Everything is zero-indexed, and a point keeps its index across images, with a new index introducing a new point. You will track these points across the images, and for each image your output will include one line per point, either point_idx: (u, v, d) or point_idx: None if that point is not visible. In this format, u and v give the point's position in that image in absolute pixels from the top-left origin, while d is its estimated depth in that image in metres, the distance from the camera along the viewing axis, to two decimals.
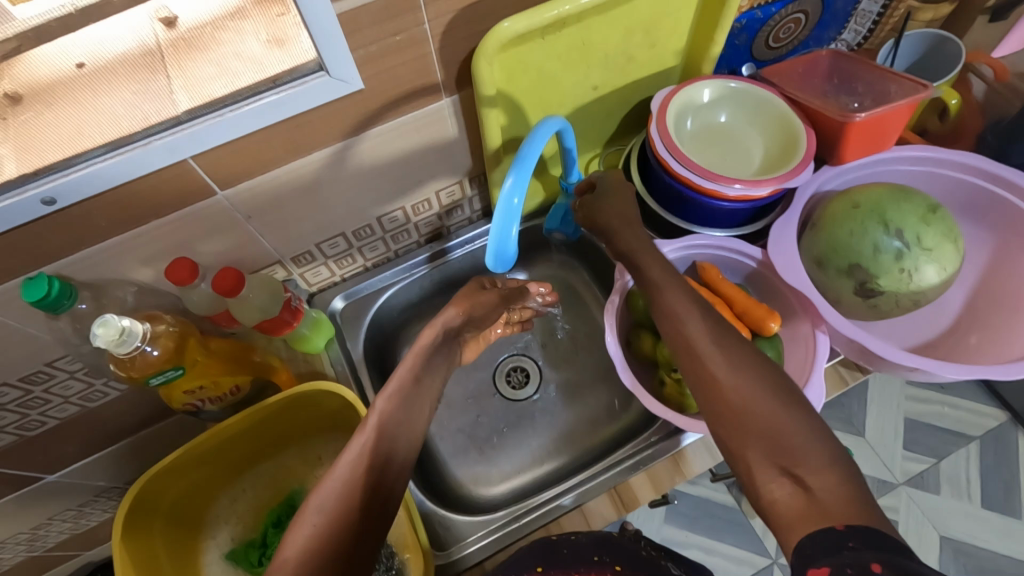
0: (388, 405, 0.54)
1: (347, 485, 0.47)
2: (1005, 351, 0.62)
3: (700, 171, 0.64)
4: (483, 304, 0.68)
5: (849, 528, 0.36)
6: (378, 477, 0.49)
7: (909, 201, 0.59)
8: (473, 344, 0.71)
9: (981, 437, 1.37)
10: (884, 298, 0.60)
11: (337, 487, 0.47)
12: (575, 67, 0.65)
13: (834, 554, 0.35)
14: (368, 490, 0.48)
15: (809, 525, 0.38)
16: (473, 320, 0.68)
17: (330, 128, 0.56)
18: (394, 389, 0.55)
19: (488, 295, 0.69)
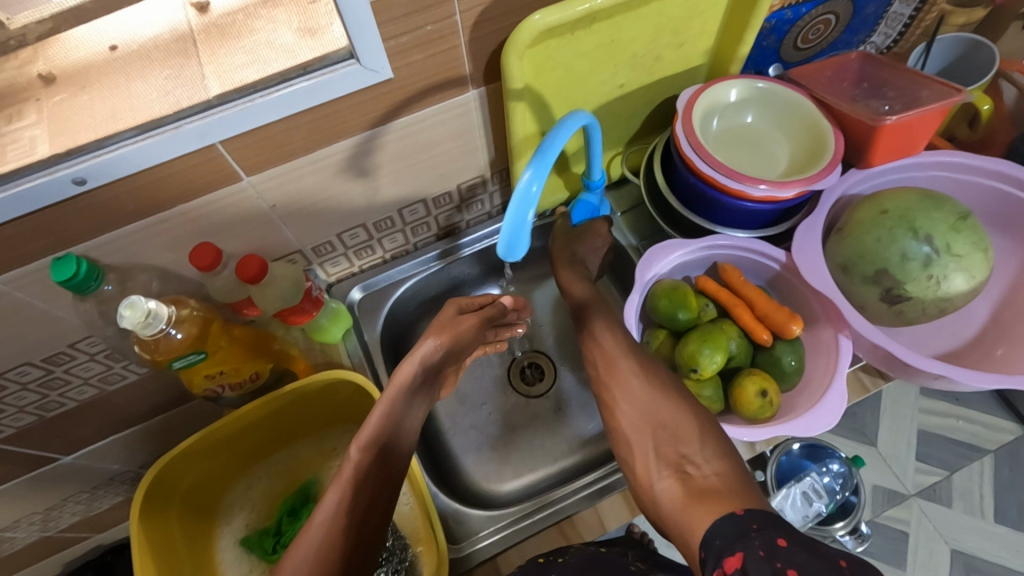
0: (363, 456, 0.51)
1: (323, 550, 0.45)
2: None
3: (725, 170, 0.64)
4: (464, 333, 0.61)
5: (746, 511, 0.44)
6: (356, 537, 0.48)
7: (940, 209, 0.58)
8: (451, 378, 0.65)
9: (995, 452, 1.36)
10: (910, 304, 0.59)
11: (313, 552, 0.45)
12: (603, 65, 0.64)
13: (738, 536, 0.42)
14: (347, 552, 0.47)
15: (712, 513, 0.45)
16: (455, 353, 0.61)
17: (358, 118, 0.56)
18: (369, 437, 0.52)
19: (467, 321, 0.62)
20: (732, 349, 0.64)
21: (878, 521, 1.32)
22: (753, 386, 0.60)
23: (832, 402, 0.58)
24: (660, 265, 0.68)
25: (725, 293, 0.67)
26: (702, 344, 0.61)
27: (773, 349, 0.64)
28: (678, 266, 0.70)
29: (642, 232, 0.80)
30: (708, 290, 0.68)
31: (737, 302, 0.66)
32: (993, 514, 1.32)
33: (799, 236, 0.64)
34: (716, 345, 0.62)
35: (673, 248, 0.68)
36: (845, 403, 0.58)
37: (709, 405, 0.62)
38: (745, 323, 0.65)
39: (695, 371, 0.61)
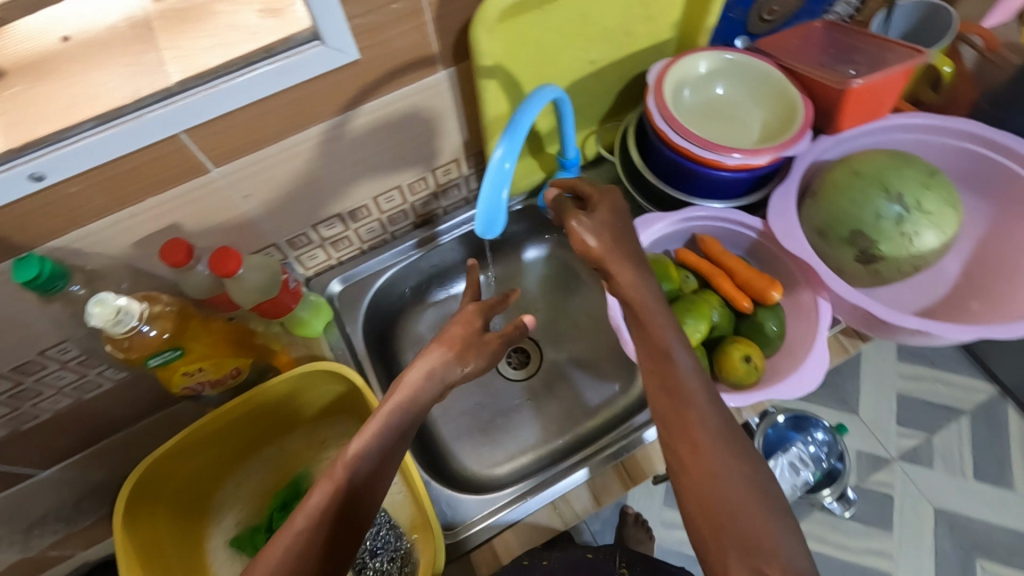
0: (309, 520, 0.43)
1: None
2: (1003, 315, 0.63)
3: (699, 141, 0.64)
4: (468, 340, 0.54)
5: None
6: None
7: (910, 168, 0.59)
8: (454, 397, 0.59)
9: (972, 412, 1.40)
10: (885, 263, 0.60)
11: None
12: (574, 41, 0.64)
13: None
14: None
15: None
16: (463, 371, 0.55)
17: (327, 102, 0.55)
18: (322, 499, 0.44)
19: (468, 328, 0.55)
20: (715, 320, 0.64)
21: (864, 486, 1.35)
22: (738, 353, 0.60)
23: (815, 362, 0.59)
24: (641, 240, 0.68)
25: (705, 264, 0.68)
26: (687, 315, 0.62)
27: (755, 316, 0.64)
28: (659, 240, 0.70)
29: None
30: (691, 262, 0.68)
31: (716, 273, 0.67)
32: (974, 472, 1.35)
33: (776, 203, 0.65)
34: (701, 315, 0.62)
35: (653, 222, 0.68)
36: (827, 363, 0.59)
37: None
38: (726, 292, 0.66)
39: None
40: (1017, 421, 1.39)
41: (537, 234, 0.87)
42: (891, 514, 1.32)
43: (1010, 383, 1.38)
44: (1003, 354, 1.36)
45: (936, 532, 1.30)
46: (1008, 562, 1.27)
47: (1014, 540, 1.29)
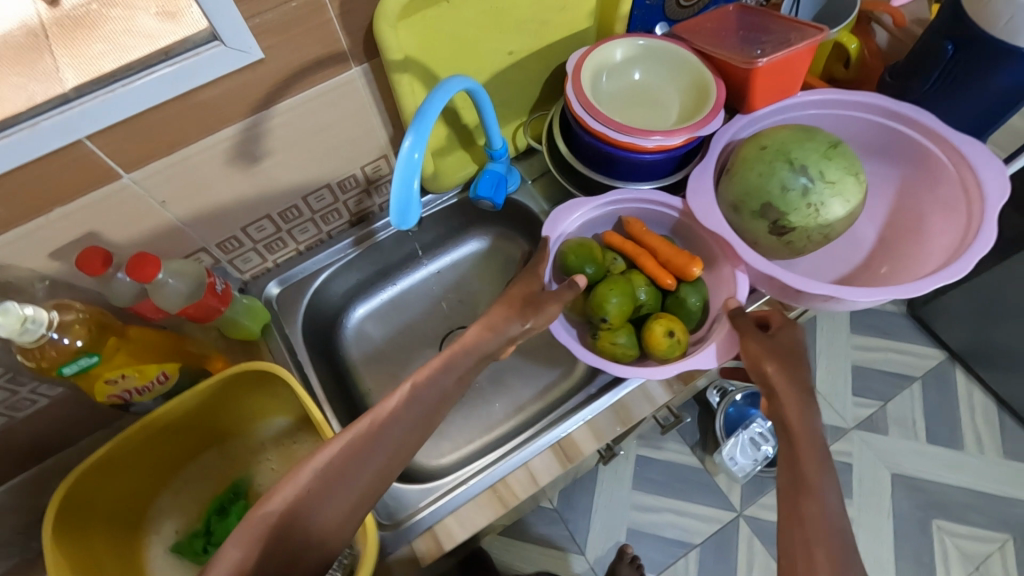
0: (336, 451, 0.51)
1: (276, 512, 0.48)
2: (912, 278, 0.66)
3: (615, 125, 0.66)
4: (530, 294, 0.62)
5: None
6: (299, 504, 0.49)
7: (812, 140, 0.62)
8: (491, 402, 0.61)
9: (923, 377, 1.45)
10: (796, 234, 0.63)
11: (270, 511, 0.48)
12: (488, 33, 0.65)
13: None
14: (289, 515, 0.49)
15: None
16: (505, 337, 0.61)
17: (237, 102, 0.55)
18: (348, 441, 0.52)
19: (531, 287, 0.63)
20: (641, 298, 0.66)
21: None
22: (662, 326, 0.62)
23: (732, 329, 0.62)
24: (569, 222, 0.70)
25: (630, 244, 0.69)
26: (612, 292, 0.63)
27: (678, 292, 0.67)
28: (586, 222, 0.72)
29: (553, 199, 0.82)
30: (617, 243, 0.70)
31: (641, 252, 0.68)
32: (928, 435, 1.39)
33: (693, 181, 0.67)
34: (625, 291, 0.64)
35: (580, 205, 0.70)
36: None
37: (625, 352, 0.64)
38: (650, 271, 0.68)
39: (605, 319, 0.63)
40: (966, 385, 1.44)
41: (477, 227, 0.88)
42: (851, 483, 1.35)
43: (957, 348, 1.43)
44: (948, 320, 1.40)
45: (894, 496, 1.34)
46: (964, 520, 1.30)
47: (969, 499, 1.33)
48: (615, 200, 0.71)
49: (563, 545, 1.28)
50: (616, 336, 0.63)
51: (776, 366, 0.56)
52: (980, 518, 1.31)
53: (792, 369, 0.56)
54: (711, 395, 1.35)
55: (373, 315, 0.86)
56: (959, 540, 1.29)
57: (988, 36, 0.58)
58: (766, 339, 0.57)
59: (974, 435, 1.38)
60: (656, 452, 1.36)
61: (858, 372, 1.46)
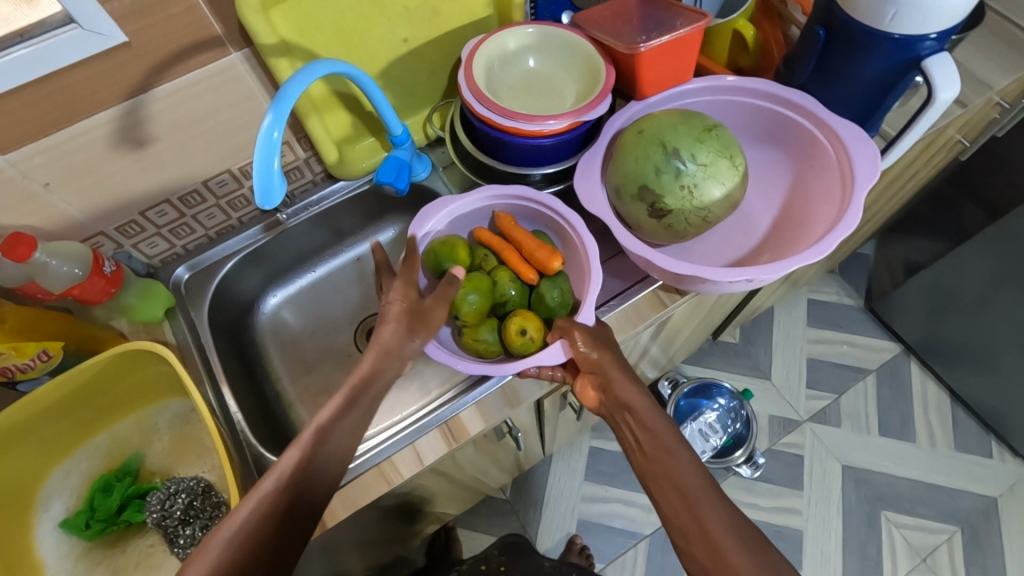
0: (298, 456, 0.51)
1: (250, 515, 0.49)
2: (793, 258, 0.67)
3: (500, 110, 0.68)
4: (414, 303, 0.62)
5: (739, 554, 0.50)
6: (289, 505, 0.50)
7: (686, 124, 0.63)
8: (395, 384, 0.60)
9: (877, 370, 1.45)
10: (674, 216, 0.64)
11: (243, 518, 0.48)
12: (372, 19, 0.66)
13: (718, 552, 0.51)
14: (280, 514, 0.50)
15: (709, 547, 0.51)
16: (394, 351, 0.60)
17: (109, 86, 0.56)
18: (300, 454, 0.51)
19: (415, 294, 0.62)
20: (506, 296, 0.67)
21: (775, 449, 1.39)
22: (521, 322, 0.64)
23: (586, 316, 0.65)
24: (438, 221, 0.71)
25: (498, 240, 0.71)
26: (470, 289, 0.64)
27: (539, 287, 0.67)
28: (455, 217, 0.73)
29: (464, 187, 0.83)
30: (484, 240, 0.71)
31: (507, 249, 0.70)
32: (879, 428, 1.39)
33: (580, 171, 0.69)
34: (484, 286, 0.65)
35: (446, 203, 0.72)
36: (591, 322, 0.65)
37: (488, 349, 0.66)
38: (514, 265, 0.69)
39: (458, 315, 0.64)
40: (918, 378, 1.44)
41: (393, 214, 0.89)
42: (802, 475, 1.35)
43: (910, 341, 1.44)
44: (899, 314, 1.41)
45: (844, 489, 1.34)
46: (912, 512, 1.31)
47: (917, 490, 1.33)
48: (484, 197, 0.73)
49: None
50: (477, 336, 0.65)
51: (601, 352, 0.62)
52: (928, 510, 1.31)
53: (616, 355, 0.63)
54: (663, 387, 1.40)
55: (292, 301, 0.87)
56: (907, 532, 1.29)
57: (855, 21, 0.60)
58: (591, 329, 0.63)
59: (925, 427, 1.39)
60: (605, 443, 1.37)
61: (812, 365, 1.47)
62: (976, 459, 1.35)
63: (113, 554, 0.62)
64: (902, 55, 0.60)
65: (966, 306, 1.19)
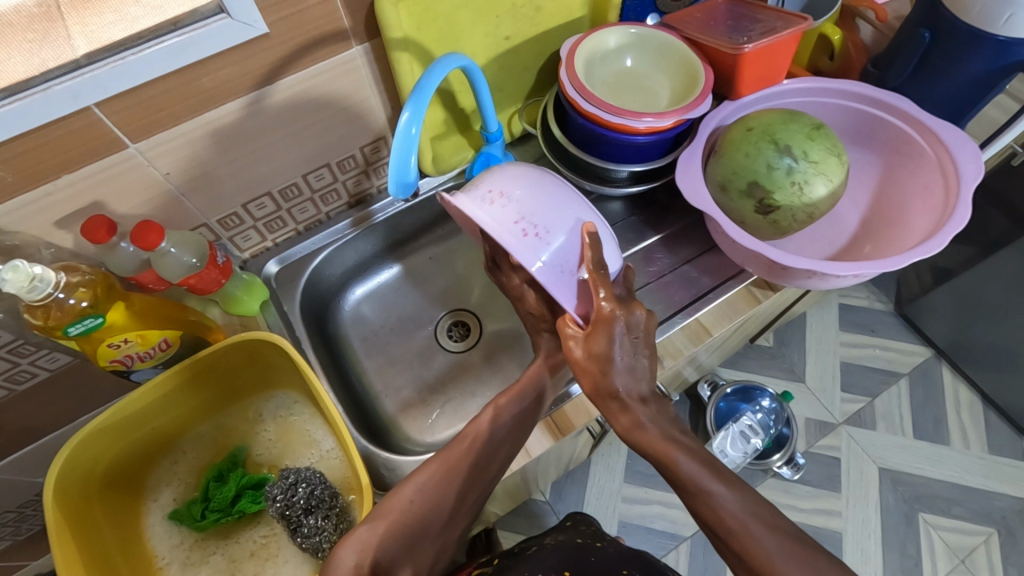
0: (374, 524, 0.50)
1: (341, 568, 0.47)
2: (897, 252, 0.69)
3: (607, 107, 0.68)
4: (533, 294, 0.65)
5: None
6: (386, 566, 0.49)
7: (796, 122, 0.65)
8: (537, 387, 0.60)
9: (908, 372, 1.38)
10: (781, 212, 0.65)
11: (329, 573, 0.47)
12: (484, 17, 0.68)
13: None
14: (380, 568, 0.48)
15: None
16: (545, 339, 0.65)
17: (241, 77, 0.57)
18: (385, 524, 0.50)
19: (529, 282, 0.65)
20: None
21: (813, 451, 1.31)
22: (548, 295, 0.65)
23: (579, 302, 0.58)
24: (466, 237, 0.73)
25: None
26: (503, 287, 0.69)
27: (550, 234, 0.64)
28: None
29: None
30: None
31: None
32: (914, 430, 1.32)
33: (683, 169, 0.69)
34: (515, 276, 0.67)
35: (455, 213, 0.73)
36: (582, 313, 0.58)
37: None
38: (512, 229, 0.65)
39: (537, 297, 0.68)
40: (950, 379, 1.37)
41: None
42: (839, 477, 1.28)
43: (942, 344, 1.36)
44: (935, 318, 1.33)
45: (881, 492, 1.26)
46: (948, 514, 1.24)
47: (957, 493, 1.26)
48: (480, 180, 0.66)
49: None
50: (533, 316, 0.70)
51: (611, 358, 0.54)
52: (969, 515, 1.24)
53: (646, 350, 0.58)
54: (702, 389, 1.35)
55: (369, 296, 0.87)
56: (945, 534, 1.22)
57: (962, 23, 0.62)
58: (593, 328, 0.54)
59: (959, 429, 1.32)
60: None
61: (845, 375, 1.38)
62: (1011, 461, 1.28)
63: (225, 544, 0.62)
64: (1004, 58, 0.62)
65: (1012, 306, 1.13)
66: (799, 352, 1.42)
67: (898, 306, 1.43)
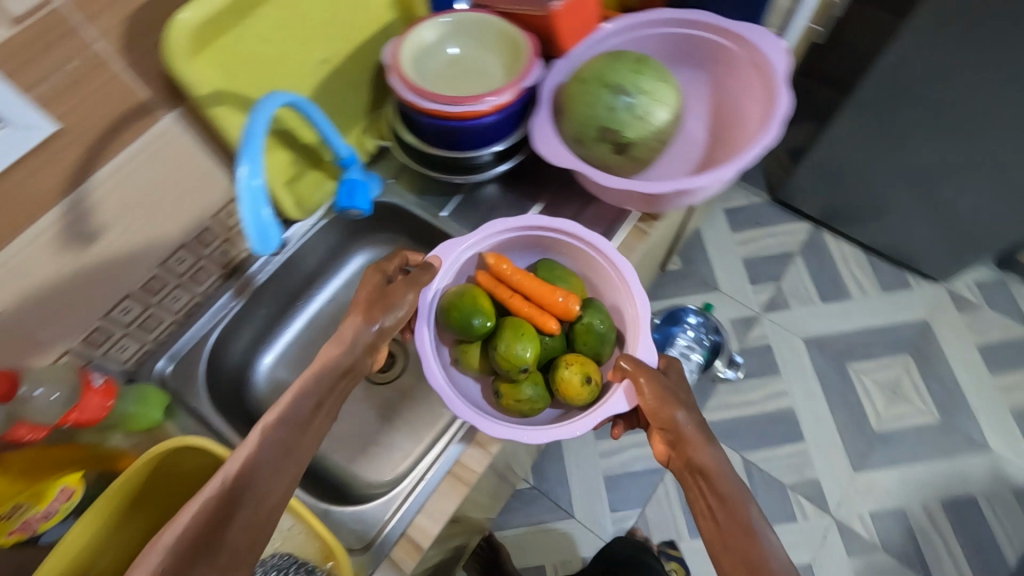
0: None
1: None
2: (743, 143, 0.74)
3: (447, 100, 0.68)
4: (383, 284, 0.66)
5: None
6: None
7: (620, 61, 0.68)
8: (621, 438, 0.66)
9: (801, 248, 1.51)
10: (637, 146, 0.68)
11: None
12: (295, 43, 0.66)
13: None
14: None
15: None
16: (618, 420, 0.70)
17: (50, 181, 0.52)
18: None
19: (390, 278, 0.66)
20: (526, 353, 0.67)
21: (746, 347, 1.41)
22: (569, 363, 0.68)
23: (645, 355, 0.69)
24: (429, 329, 0.69)
25: (502, 290, 0.74)
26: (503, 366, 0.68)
27: (583, 316, 0.71)
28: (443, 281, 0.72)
29: (419, 188, 0.83)
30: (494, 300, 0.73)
31: (513, 295, 0.73)
32: (820, 295, 1.45)
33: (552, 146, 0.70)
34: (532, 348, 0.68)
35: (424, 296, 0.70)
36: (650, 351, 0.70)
37: (534, 404, 0.69)
38: (531, 318, 0.72)
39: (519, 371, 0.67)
40: (836, 242, 1.51)
41: (354, 242, 0.87)
42: (775, 358, 1.39)
43: (816, 214, 1.50)
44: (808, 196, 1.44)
45: (811, 358, 1.38)
46: (870, 356, 1.37)
47: (870, 336, 1.40)
48: (485, 233, 0.75)
49: (552, 514, 1.25)
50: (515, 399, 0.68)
51: (669, 407, 0.62)
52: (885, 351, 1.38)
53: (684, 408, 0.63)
54: None
55: (281, 359, 0.82)
56: (873, 375, 1.35)
57: None
58: (656, 375, 0.64)
59: (853, 281, 1.46)
60: None
61: (751, 272, 1.49)
62: (901, 293, 1.44)
63: None
64: None
65: (861, 166, 1.25)
66: (706, 264, 1.51)
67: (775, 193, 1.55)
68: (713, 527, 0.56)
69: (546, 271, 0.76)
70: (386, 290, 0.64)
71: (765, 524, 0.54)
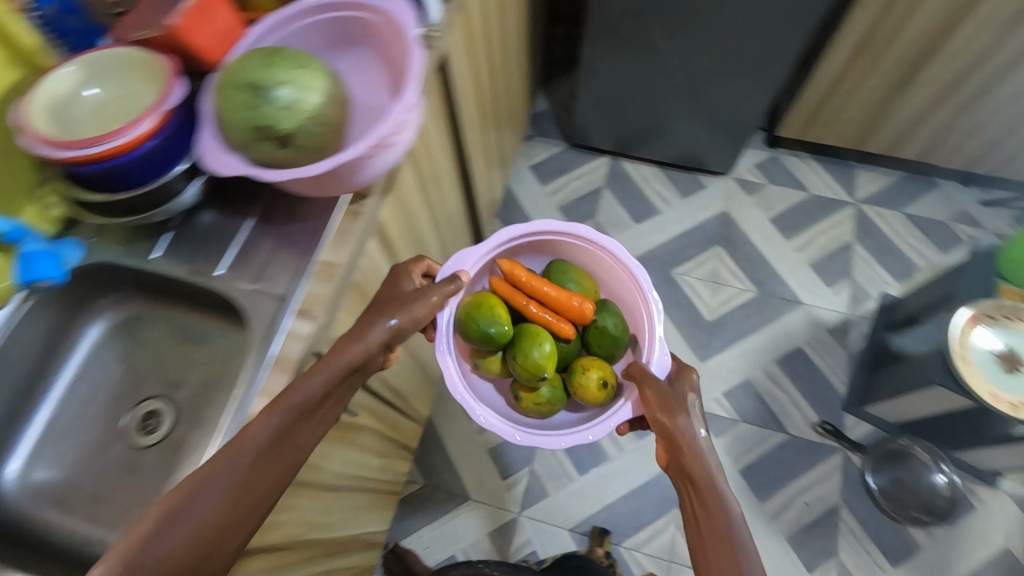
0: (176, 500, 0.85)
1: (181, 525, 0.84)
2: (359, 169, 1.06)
3: (99, 135, 0.95)
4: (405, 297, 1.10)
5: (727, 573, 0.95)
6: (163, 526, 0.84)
7: (259, 57, 0.98)
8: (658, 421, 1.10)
9: (604, 181, 2.59)
10: (280, 123, 0.95)
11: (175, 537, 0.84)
12: (242, 89, 0.96)
13: None
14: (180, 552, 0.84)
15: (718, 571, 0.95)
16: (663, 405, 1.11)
17: None
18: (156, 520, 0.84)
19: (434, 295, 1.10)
20: (539, 357, 1.23)
21: None
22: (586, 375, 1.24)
23: (659, 364, 1.21)
24: (451, 356, 1.22)
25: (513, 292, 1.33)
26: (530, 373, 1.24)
27: (602, 320, 1.31)
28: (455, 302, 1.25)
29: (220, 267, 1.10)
30: (513, 297, 1.34)
31: (523, 299, 1.33)
32: None
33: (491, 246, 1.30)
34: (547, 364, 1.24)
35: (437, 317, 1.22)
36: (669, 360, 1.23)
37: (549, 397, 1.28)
38: (541, 321, 1.31)
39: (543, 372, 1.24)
40: (654, 170, 2.60)
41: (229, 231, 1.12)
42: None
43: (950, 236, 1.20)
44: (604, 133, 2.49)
45: None
46: None
47: None
48: (500, 242, 1.33)
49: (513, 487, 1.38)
50: (537, 400, 1.27)
51: (673, 416, 1.08)
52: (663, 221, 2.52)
53: (696, 455, 1.06)
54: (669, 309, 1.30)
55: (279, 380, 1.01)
56: None
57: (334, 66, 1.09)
58: (664, 390, 1.12)
59: None
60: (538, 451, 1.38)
61: (563, 212, 2.53)
62: None
63: None
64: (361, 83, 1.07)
65: (639, 76, 2.14)
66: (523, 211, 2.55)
67: (618, 146, 2.56)
68: (710, 529, 1.00)
69: (568, 282, 1.35)
70: (438, 283, 1.13)
71: (747, 536, 0.98)
